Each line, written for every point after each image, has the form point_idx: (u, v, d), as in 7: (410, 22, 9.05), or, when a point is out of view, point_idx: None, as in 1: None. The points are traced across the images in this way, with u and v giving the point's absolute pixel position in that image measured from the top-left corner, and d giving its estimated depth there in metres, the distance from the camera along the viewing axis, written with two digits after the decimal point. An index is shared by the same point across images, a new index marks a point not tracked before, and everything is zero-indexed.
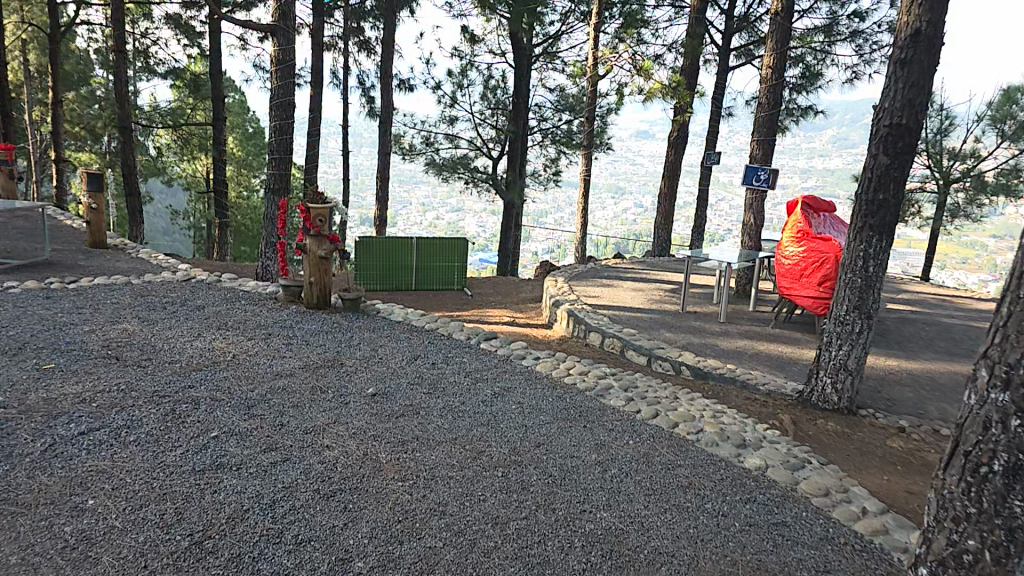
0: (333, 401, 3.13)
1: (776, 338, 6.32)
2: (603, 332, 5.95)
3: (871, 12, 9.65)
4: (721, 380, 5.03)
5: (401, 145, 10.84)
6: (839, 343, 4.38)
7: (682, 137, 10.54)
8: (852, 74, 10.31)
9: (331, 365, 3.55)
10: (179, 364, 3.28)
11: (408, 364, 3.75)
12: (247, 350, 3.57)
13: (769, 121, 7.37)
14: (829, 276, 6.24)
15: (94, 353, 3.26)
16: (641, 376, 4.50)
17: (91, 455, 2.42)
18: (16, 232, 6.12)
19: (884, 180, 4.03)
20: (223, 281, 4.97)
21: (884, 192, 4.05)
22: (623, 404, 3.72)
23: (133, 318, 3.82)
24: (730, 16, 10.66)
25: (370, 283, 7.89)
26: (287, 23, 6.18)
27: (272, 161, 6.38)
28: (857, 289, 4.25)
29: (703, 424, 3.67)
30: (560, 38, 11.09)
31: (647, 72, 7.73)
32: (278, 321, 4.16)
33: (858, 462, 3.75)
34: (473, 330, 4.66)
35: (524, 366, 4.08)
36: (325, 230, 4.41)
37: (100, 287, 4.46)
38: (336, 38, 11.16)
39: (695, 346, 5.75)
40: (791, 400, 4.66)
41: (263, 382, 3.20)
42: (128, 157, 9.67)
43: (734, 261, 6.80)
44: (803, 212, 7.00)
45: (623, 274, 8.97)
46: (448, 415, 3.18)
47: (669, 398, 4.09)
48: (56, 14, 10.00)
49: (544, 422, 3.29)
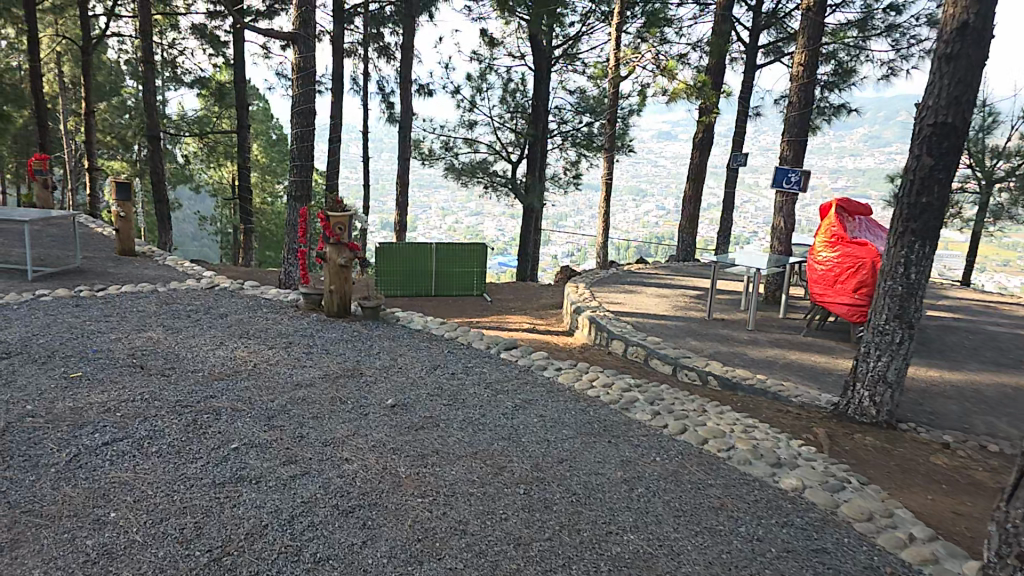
0: (352, 412, 3.06)
1: (807, 347, 6.07)
2: (626, 340, 5.78)
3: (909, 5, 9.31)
4: (751, 391, 4.84)
5: (421, 150, 10.96)
6: (877, 353, 4.15)
7: (707, 139, 10.30)
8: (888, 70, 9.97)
9: (352, 374, 3.50)
10: (203, 372, 3.25)
11: (428, 375, 3.68)
12: (269, 359, 3.54)
13: (801, 121, 7.10)
14: (865, 282, 5.97)
15: (120, 361, 3.25)
16: (667, 387, 4.34)
17: (114, 466, 2.36)
18: (49, 240, 6.27)
19: (928, 183, 3.82)
20: (246, 289, 4.99)
21: (928, 195, 3.83)
22: (649, 418, 3.57)
23: (158, 326, 3.83)
24: (758, 13, 10.40)
25: (391, 289, 7.88)
26: (307, 30, 6.23)
27: (293, 168, 6.41)
28: (897, 297, 4.03)
29: (734, 440, 3.50)
30: (580, 39, 10.95)
31: (671, 72, 7.63)
32: (299, 329, 4.13)
33: (905, 481, 3.52)
34: (493, 339, 4.57)
35: (545, 377, 3.96)
36: (345, 238, 4.40)
37: (127, 294, 4.51)
38: (356, 44, 11.25)
39: (722, 356, 5.55)
40: (826, 413, 4.44)
41: (283, 393, 3.13)
42: (156, 164, 9.90)
43: (763, 267, 6.57)
44: (837, 215, 6.74)
45: (646, 280, 8.77)
46: (468, 429, 3.09)
47: (698, 412, 3.93)
48: (88, 27, 10.31)
49: (568, 436, 3.17)
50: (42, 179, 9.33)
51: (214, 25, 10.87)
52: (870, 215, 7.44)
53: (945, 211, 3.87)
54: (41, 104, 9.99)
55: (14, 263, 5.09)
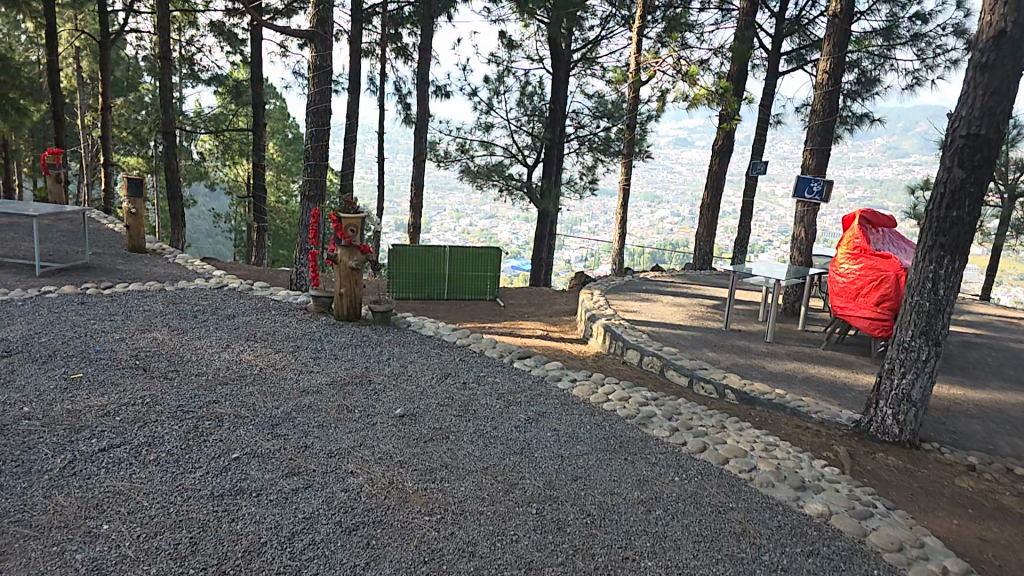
0: (358, 421, 2.94)
1: (827, 361, 5.87)
2: (642, 350, 5.63)
3: (936, 14, 9.09)
4: (769, 406, 4.65)
5: (436, 152, 10.82)
6: (902, 371, 3.96)
7: (727, 145, 10.11)
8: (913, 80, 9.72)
9: (359, 382, 3.38)
10: (206, 376, 3.15)
11: (438, 384, 3.56)
12: (274, 364, 3.44)
13: (825, 130, 6.87)
14: (888, 296, 5.73)
15: (122, 363, 3.17)
16: (685, 402, 4.18)
17: (111, 474, 2.27)
18: (61, 236, 6.25)
19: (959, 196, 3.64)
20: (255, 290, 4.91)
21: (958, 208, 3.65)
22: (667, 435, 3.40)
23: (164, 326, 3.75)
24: (781, 19, 10.21)
25: (402, 291, 7.80)
26: (325, 29, 6.18)
27: (307, 168, 6.35)
28: (924, 313, 3.84)
29: (756, 460, 3.30)
30: (599, 43, 10.86)
31: (692, 77, 7.50)
32: (307, 333, 4.04)
33: (934, 507, 3.32)
34: (505, 347, 4.44)
35: (559, 389, 3.82)
36: (357, 240, 4.30)
37: (135, 292, 4.45)
38: (374, 44, 11.23)
39: (740, 368, 5.37)
40: (848, 430, 4.24)
41: (288, 400, 3.02)
42: (170, 160, 9.91)
43: (782, 277, 6.38)
44: (861, 226, 6.55)
45: (663, 288, 8.60)
46: (477, 441, 2.96)
47: (716, 428, 3.76)
48: (107, 22, 10.39)
49: (582, 452, 3.03)
50: (54, 173, 9.41)
51: (232, 22, 10.90)
52: (895, 228, 7.19)
53: (976, 225, 3.69)
54: (59, 99, 10.07)
55: (24, 259, 5.06)
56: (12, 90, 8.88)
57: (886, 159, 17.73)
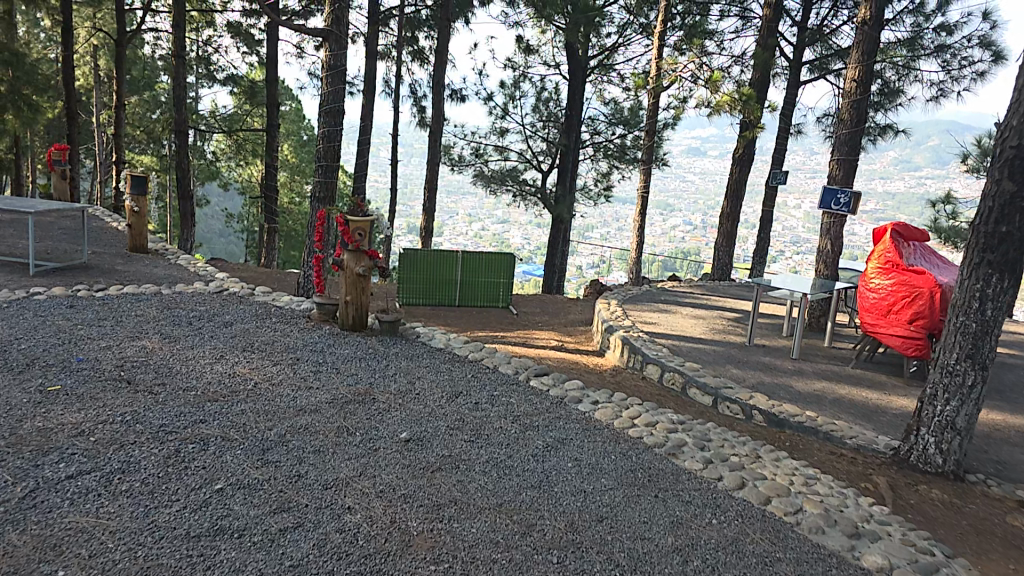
0: (357, 446, 2.65)
1: (862, 382, 5.46)
2: (662, 365, 5.27)
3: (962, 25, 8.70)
4: (801, 430, 4.28)
5: (450, 156, 10.59)
6: (945, 397, 3.58)
7: (750, 153, 9.73)
8: (938, 92, 9.27)
9: (362, 399, 3.10)
10: (195, 392, 2.88)
11: (448, 404, 3.25)
12: (271, 378, 3.16)
13: (852, 141, 6.38)
14: (922, 314, 5.36)
15: (105, 374, 2.91)
16: (713, 427, 3.84)
17: (76, 508, 1.99)
18: (62, 234, 6.06)
19: (1009, 211, 3.28)
20: (256, 295, 4.66)
21: (1008, 224, 3.29)
22: (700, 468, 3.05)
23: (155, 334, 3.50)
24: (804, 27, 9.84)
25: (411, 297, 7.52)
26: (340, 27, 5.95)
27: (317, 170, 6.11)
28: (971, 334, 3.45)
29: (800, 500, 2.94)
30: (616, 50, 10.61)
31: (715, 84, 7.19)
32: (310, 344, 3.77)
33: (991, 551, 2.95)
34: (521, 362, 4.14)
35: (579, 412, 3.50)
36: (365, 245, 4.01)
37: (129, 295, 4.21)
38: (390, 47, 11.05)
39: (767, 388, 4.99)
40: (887, 459, 3.86)
41: (283, 420, 2.74)
42: (182, 159, 9.78)
43: (809, 292, 5.98)
44: (894, 240, 6.05)
45: (681, 299, 8.23)
46: (490, 471, 2.65)
47: (749, 459, 3.42)
48: (124, 20, 10.27)
49: (608, 488, 2.70)
50: (60, 170, 9.34)
51: (249, 23, 10.79)
52: (929, 242, 6.60)
53: None
54: (72, 95, 10.00)
55: (20, 257, 4.87)
56: (25, 86, 8.79)
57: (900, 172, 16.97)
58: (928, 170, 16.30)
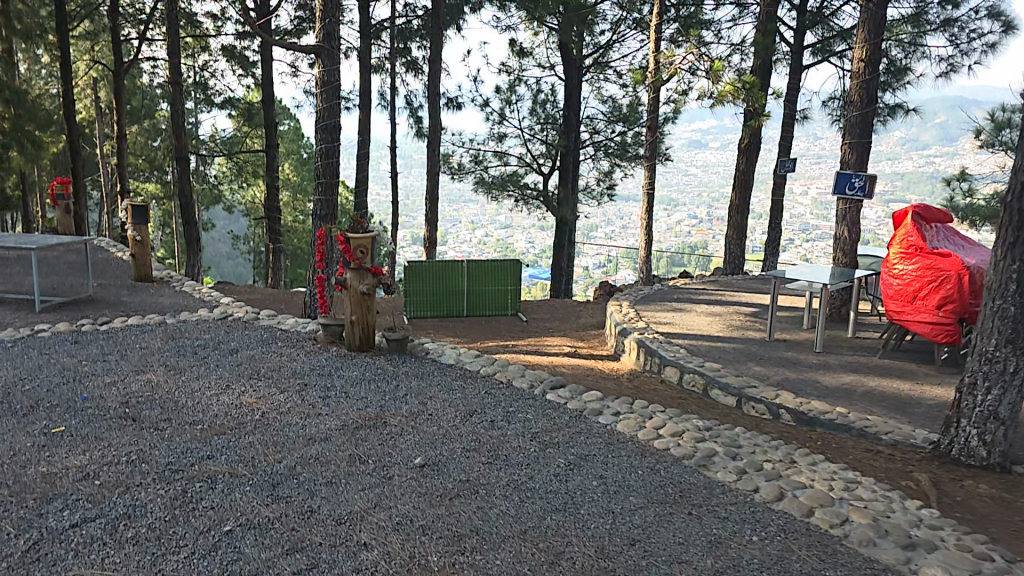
0: (371, 475, 2.51)
1: (893, 373, 5.21)
2: (681, 367, 5.06)
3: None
4: (833, 428, 4.07)
5: (450, 164, 10.50)
6: (986, 386, 3.36)
7: (756, 144, 9.53)
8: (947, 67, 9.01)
9: (372, 424, 2.97)
10: (202, 426, 2.76)
11: (463, 424, 3.11)
12: (278, 407, 3.03)
13: (864, 122, 6.14)
14: (950, 298, 5.11)
15: (110, 412, 2.81)
16: (743, 432, 3.65)
17: (79, 560, 1.85)
18: (67, 269, 6.04)
19: None
20: (261, 319, 4.56)
21: None
22: (735, 480, 2.86)
23: (160, 367, 3.40)
24: (802, 11, 9.66)
25: (420, 309, 7.38)
26: (331, 43, 5.88)
27: (317, 187, 6.03)
28: (1010, 319, 3.23)
29: (846, 509, 2.75)
30: (611, 47, 10.49)
31: (716, 73, 6.96)
32: (317, 368, 3.64)
33: None
34: (536, 375, 3.98)
35: (601, 425, 3.33)
36: (367, 262, 3.88)
37: (133, 327, 4.13)
38: (383, 60, 11.00)
39: (792, 384, 4.78)
40: (927, 454, 3.64)
41: (293, 452, 2.61)
42: (184, 185, 9.78)
43: (829, 282, 5.74)
44: (916, 222, 5.77)
45: (695, 296, 8.03)
46: (511, 495, 2.49)
47: (784, 465, 3.23)
48: (119, 52, 10.34)
49: (638, 506, 2.52)
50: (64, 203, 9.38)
51: (243, 45, 10.82)
52: (952, 223, 6.24)
53: None
54: (75, 128, 10.07)
55: (25, 295, 4.82)
56: (28, 122, 8.84)
57: (907, 152, 16.67)
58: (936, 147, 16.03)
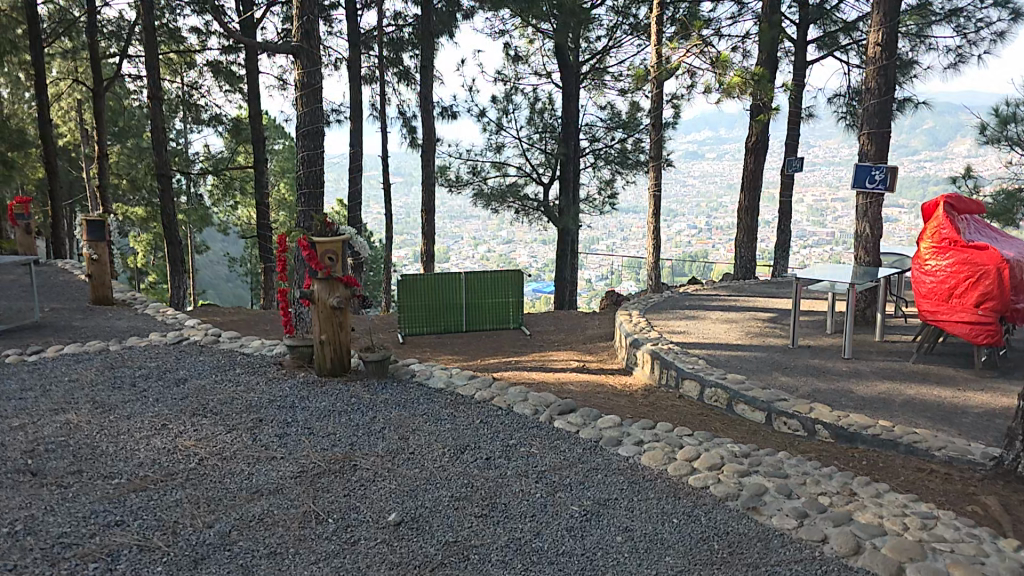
0: (329, 539, 1.94)
1: (942, 378, 4.58)
2: (701, 380, 4.45)
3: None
4: (878, 445, 3.44)
5: (447, 177, 10.01)
6: None
7: (767, 141, 9.06)
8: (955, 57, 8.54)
9: (339, 468, 2.41)
10: (118, 480, 2.22)
11: (451, 464, 2.54)
12: (221, 451, 2.48)
13: (882, 112, 5.59)
14: (988, 295, 4.47)
15: (5, 466, 2.27)
16: (787, 458, 3.06)
17: None
18: (20, 292, 5.52)
19: None
20: (222, 342, 4.03)
21: None
22: (795, 528, 2.27)
23: (87, 404, 2.86)
24: (804, 7, 9.22)
25: (415, 325, 6.83)
26: (311, 42, 5.37)
27: (299, 197, 5.56)
28: None
29: (942, 564, 2.12)
30: (608, 52, 10.08)
31: (724, 63, 6.53)
32: (278, 399, 3.07)
33: None
34: (539, 398, 3.40)
35: (618, 460, 2.77)
36: (338, 270, 3.34)
37: (68, 356, 3.60)
38: (373, 69, 10.59)
39: (826, 395, 4.18)
40: (988, 473, 3.02)
41: (232, 512, 2.05)
42: (166, 203, 9.31)
43: (856, 282, 5.09)
44: (948, 214, 5.09)
45: (709, 302, 7.46)
46: (510, 561, 1.90)
47: (843, 498, 2.62)
48: (99, 68, 9.94)
49: (672, 571, 1.93)
50: (23, 223, 8.86)
51: (230, 59, 10.47)
52: (983, 215, 5.63)
53: None
54: (51, 147, 9.64)
55: None
56: None
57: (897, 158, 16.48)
58: (926, 154, 15.85)
